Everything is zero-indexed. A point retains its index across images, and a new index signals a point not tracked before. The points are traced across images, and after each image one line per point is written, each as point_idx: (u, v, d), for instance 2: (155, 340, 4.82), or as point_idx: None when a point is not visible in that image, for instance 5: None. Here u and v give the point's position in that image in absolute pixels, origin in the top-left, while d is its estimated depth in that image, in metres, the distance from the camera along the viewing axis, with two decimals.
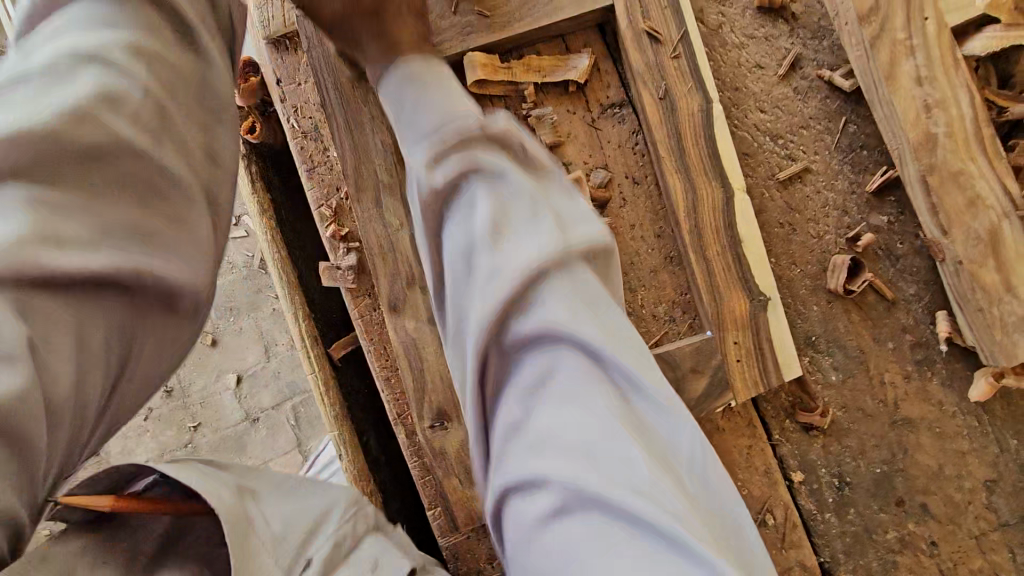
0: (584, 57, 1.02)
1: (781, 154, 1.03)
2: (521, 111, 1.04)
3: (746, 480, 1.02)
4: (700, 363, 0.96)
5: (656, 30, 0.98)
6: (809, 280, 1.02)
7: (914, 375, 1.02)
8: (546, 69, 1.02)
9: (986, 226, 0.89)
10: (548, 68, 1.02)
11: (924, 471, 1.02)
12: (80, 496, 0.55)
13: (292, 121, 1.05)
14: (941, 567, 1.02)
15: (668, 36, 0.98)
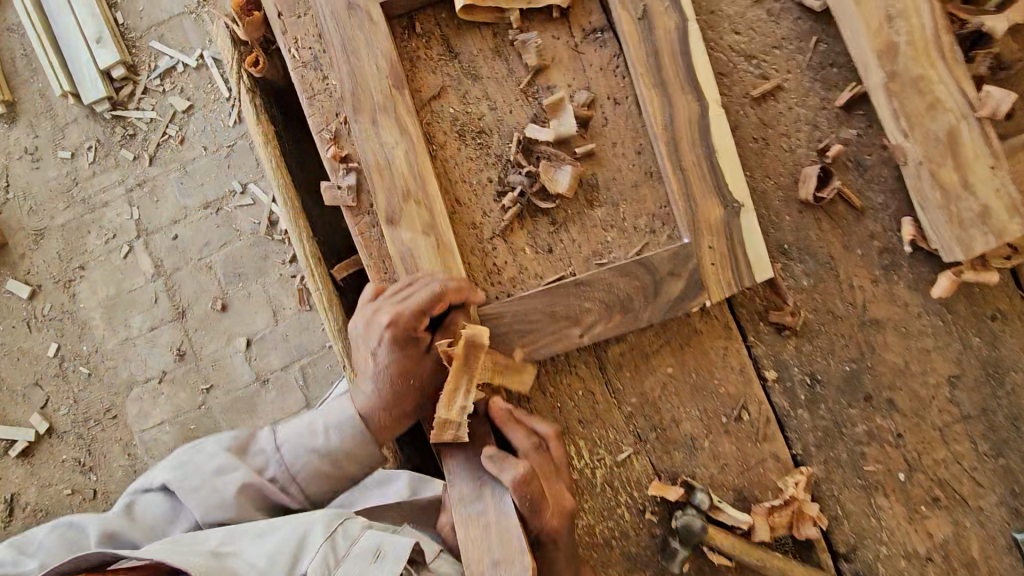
0: None
1: (756, 74, 1.09)
2: (508, 37, 1.10)
3: (722, 380, 1.10)
4: (678, 266, 1.04)
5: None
6: (781, 192, 1.09)
7: (881, 279, 1.09)
8: None
9: (945, 128, 0.96)
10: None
11: (891, 368, 1.09)
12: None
13: (293, 52, 1.11)
14: (907, 457, 1.09)
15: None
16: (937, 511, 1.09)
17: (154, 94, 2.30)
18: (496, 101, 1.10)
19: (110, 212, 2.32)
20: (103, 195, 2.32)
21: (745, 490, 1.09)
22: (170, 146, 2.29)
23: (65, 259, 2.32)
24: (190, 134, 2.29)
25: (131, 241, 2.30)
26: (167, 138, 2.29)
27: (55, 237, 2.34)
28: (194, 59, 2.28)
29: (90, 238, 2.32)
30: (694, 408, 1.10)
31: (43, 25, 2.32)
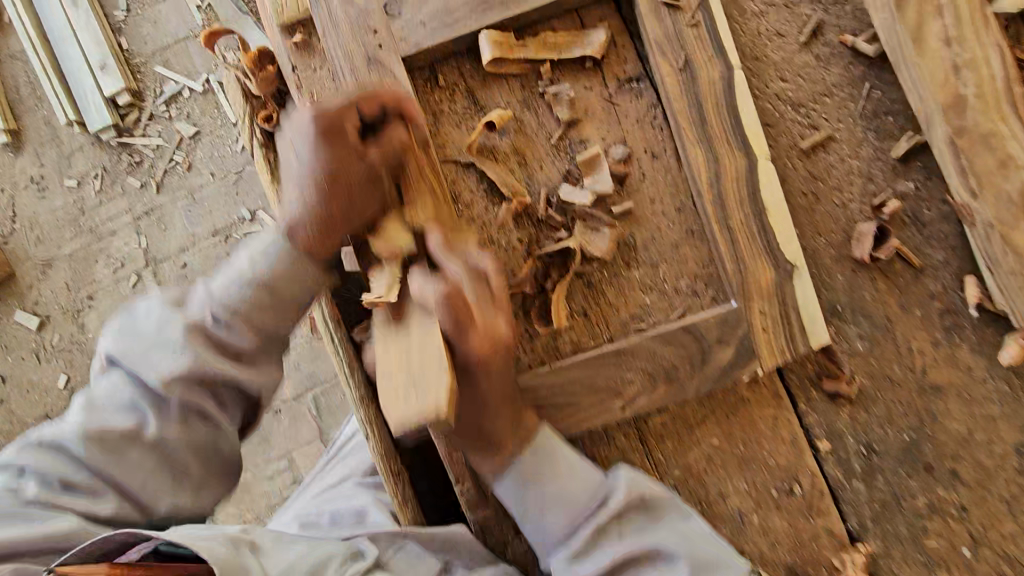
0: (600, 32, 1.01)
1: (804, 123, 1.02)
2: (537, 88, 1.03)
3: (772, 450, 1.03)
4: (726, 333, 0.97)
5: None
6: (834, 249, 1.02)
7: (942, 342, 1.01)
8: (559, 46, 1.02)
9: (1019, 187, 0.88)
10: (564, 44, 1.02)
11: (954, 437, 1.02)
12: None
13: (307, 109, 1.02)
14: (971, 532, 1.02)
15: (688, 4, 0.97)
16: None
17: (160, 122, 2.25)
18: (526, 158, 1.03)
19: (117, 241, 2.26)
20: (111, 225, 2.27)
21: (797, 568, 1.02)
22: (177, 173, 2.24)
23: (73, 290, 2.26)
24: (198, 161, 2.23)
25: (140, 270, 2.24)
26: (175, 166, 2.24)
27: (62, 268, 2.29)
28: (201, 85, 2.23)
29: (98, 269, 2.26)
30: (741, 480, 1.03)
31: (48, 54, 2.29)
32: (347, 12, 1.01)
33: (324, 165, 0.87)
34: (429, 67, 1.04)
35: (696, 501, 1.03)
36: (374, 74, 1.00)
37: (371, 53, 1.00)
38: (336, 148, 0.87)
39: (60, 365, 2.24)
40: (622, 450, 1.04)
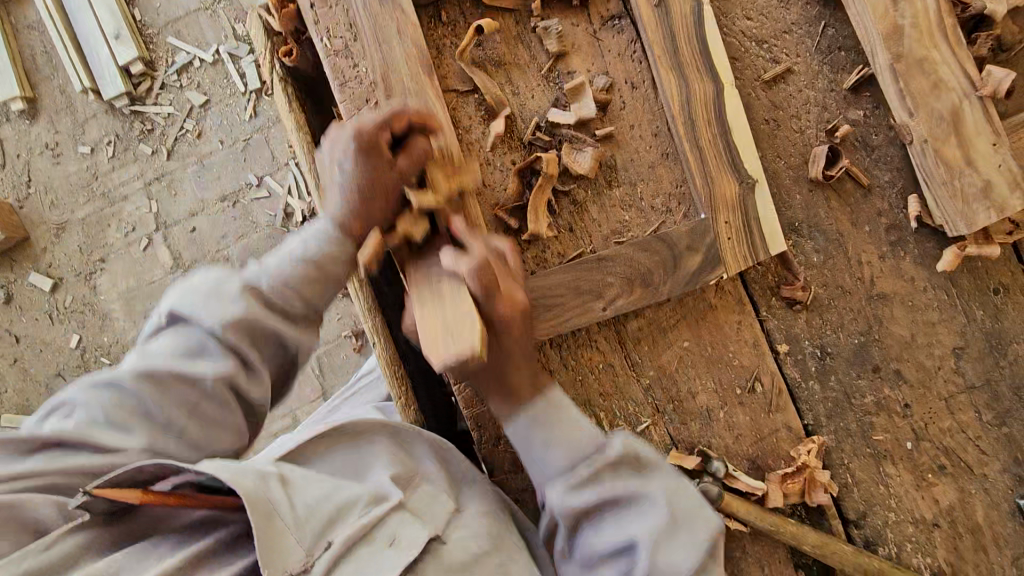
0: None
1: (767, 57, 1.13)
2: (530, 24, 1.15)
3: (737, 352, 1.14)
4: (695, 240, 1.09)
5: None
6: (793, 171, 1.13)
7: (889, 254, 1.13)
8: None
9: (948, 107, 1.00)
10: None
11: (898, 340, 1.13)
12: (114, 491, 0.81)
13: (323, 41, 1.13)
14: (914, 426, 1.14)
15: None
16: (943, 477, 1.13)
17: (171, 90, 2.36)
18: (518, 87, 1.15)
19: (129, 206, 2.39)
20: (123, 189, 2.39)
21: (757, 458, 1.14)
22: (188, 140, 2.36)
23: (87, 253, 2.39)
24: (208, 127, 2.35)
25: (151, 233, 2.37)
26: (185, 133, 2.36)
27: (77, 230, 2.41)
28: (211, 54, 2.34)
29: (112, 232, 2.39)
30: (710, 380, 1.15)
31: (64, 25, 2.38)
32: None
33: (363, 178, 0.91)
34: (431, 6, 1.16)
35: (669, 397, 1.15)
36: (385, 8, 1.11)
37: None
38: (373, 164, 0.91)
39: (76, 320, 2.36)
40: (602, 352, 1.16)
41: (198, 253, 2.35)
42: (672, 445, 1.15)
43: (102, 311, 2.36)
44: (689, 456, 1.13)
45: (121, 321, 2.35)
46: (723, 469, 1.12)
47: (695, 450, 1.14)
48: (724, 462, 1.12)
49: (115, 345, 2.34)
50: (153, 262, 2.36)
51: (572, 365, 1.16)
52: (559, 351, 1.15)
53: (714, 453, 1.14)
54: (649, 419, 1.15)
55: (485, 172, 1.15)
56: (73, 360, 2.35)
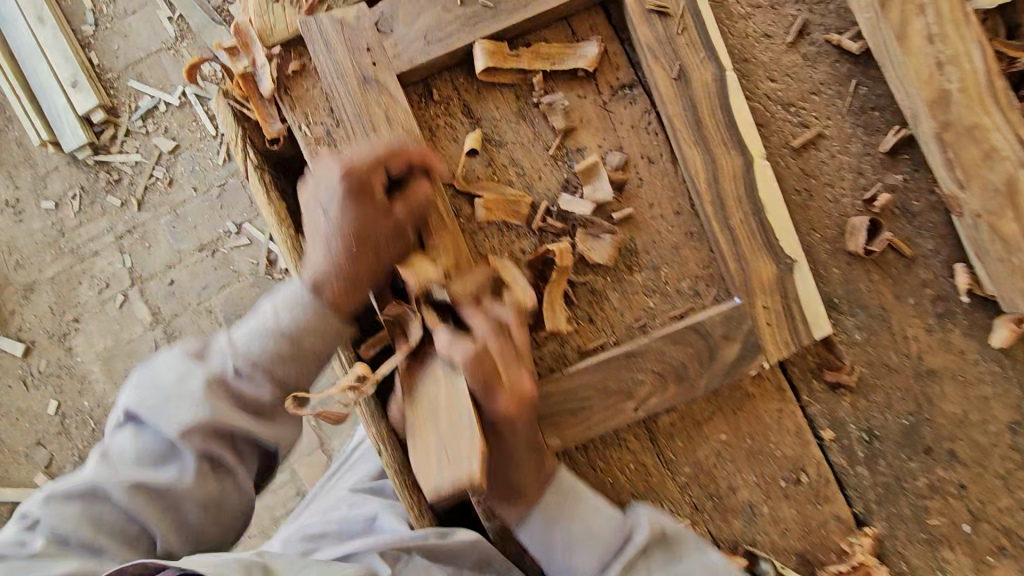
0: (593, 45, 1.02)
1: (795, 122, 1.04)
2: (532, 98, 1.04)
3: (779, 441, 1.06)
4: (731, 329, 1.00)
5: (663, 6, 0.98)
6: (829, 243, 1.04)
7: (935, 328, 1.05)
8: (554, 57, 1.02)
9: (1004, 178, 0.91)
10: (556, 53, 1.03)
11: (950, 419, 1.06)
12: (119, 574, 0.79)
13: (304, 128, 1.02)
14: (971, 509, 1.06)
15: (675, 10, 0.98)
16: (1004, 560, 1.06)
17: (137, 138, 2.23)
18: (524, 168, 1.04)
19: (100, 262, 2.24)
20: (92, 246, 2.25)
21: (807, 553, 1.06)
22: (158, 190, 2.23)
23: (59, 313, 2.24)
24: (178, 176, 2.22)
25: (126, 289, 2.23)
26: (155, 183, 2.23)
27: (46, 291, 2.26)
28: (177, 98, 2.22)
29: (83, 290, 2.24)
30: (751, 472, 1.06)
31: (15, 72, 2.24)
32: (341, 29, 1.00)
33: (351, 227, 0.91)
34: (422, 82, 1.04)
35: (709, 495, 1.06)
36: (369, 90, 1.00)
37: (363, 73, 1.00)
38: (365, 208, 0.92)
39: (52, 388, 2.23)
40: (634, 449, 1.06)
41: (178, 307, 2.21)
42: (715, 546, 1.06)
43: (80, 376, 2.22)
44: (735, 556, 1.05)
45: (101, 386, 2.21)
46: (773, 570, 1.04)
47: (740, 550, 1.05)
48: (773, 562, 1.04)
49: (97, 413, 2.21)
50: (131, 320, 2.22)
51: (602, 467, 1.06)
52: (586, 453, 1.06)
53: (761, 552, 1.06)
54: (688, 520, 1.06)
55: None
56: (51, 432, 2.21)
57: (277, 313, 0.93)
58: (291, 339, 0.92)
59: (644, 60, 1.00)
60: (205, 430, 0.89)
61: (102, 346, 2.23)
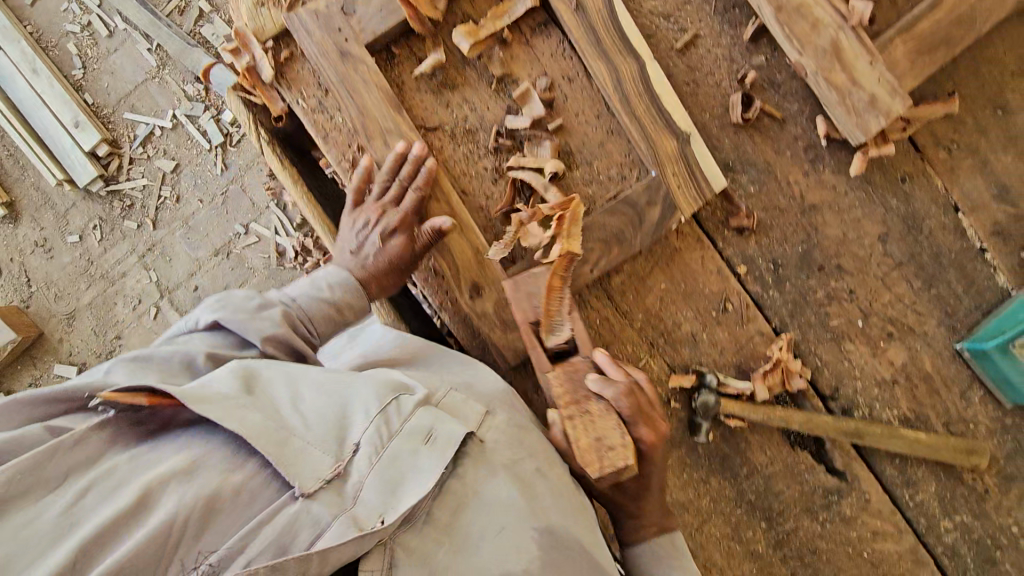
0: None
1: (675, 29, 1.33)
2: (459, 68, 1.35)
3: (706, 281, 1.35)
4: (652, 195, 1.28)
5: None
6: (718, 120, 1.34)
7: (811, 170, 1.34)
8: (506, 9, 1.30)
9: (829, 40, 1.20)
10: (505, 7, 1.30)
11: (833, 240, 1.35)
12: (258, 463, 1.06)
13: (300, 102, 1.32)
14: (862, 306, 1.36)
15: None
16: (893, 342, 1.36)
17: (140, 164, 2.98)
18: (475, 104, 1.34)
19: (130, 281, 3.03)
20: (120, 268, 3.03)
21: (742, 364, 1.36)
22: (169, 207, 3.00)
23: (104, 332, 3.03)
24: (185, 191, 2.99)
25: (157, 300, 3.02)
26: (165, 201, 3.00)
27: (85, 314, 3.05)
28: (169, 120, 2.96)
29: (120, 306, 3.03)
30: (688, 309, 1.36)
31: (25, 127, 2.93)
32: (316, 18, 1.27)
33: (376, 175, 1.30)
34: (384, 50, 1.33)
35: (659, 331, 1.36)
36: (348, 63, 1.27)
37: (342, 48, 1.27)
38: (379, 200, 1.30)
39: None
40: (597, 308, 1.36)
41: None
42: (671, 371, 1.36)
43: None
44: (686, 375, 1.35)
45: None
46: (715, 379, 1.33)
47: (690, 370, 1.35)
48: (715, 373, 1.34)
49: None
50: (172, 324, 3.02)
51: None
52: None
53: (706, 368, 1.36)
54: (647, 355, 1.36)
55: (465, 183, 1.35)
56: None
57: (329, 287, 1.24)
58: (332, 312, 1.22)
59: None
60: (285, 342, 1.11)
61: None
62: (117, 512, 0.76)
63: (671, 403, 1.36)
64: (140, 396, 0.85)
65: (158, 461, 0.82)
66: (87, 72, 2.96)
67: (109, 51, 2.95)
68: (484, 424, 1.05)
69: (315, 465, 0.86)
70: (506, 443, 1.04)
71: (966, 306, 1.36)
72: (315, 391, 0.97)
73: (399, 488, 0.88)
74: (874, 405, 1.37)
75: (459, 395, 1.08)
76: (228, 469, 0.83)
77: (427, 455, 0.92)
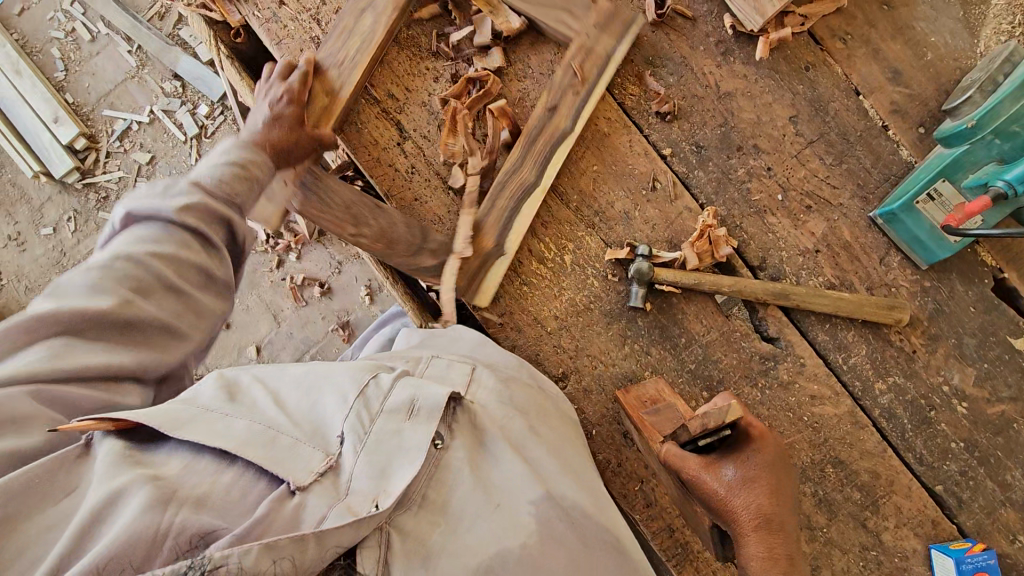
0: None
1: None
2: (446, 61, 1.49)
3: (635, 163, 1.47)
4: (578, 82, 1.42)
5: None
6: (636, 21, 1.49)
7: (723, 63, 1.48)
8: None
9: None
10: None
11: (748, 123, 1.48)
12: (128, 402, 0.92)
13: (256, 14, 1.48)
14: (779, 182, 1.47)
15: None
16: (812, 214, 1.47)
17: (118, 157, 3.09)
18: (416, 13, 1.49)
19: None
20: None
21: (673, 238, 1.45)
22: None
23: None
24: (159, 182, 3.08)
25: None
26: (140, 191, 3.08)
27: None
28: (147, 115, 3.08)
29: None
30: (620, 189, 1.47)
31: (6, 123, 3.06)
32: None
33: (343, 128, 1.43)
34: None
35: (594, 211, 1.46)
36: None
37: None
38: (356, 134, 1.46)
39: None
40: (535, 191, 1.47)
41: None
42: (607, 247, 1.46)
43: None
44: (622, 249, 1.44)
45: None
46: (648, 249, 1.41)
47: (625, 245, 1.45)
48: (648, 244, 1.42)
49: None
50: None
51: None
52: None
53: (640, 242, 1.45)
54: (584, 232, 1.46)
55: (409, 82, 1.49)
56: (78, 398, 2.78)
57: (229, 151, 1.21)
58: (240, 174, 1.17)
59: None
60: (206, 210, 1.08)
61: None
62: (110, 499, 0.78)
63: (609, 276, 1.45)
64: (104, 423, 0.85)
65: (141, 465, 0.84)
66: (70, 74, 3.11)
67: (92, 54, 3.12)
68: (472, 387, 1.18)
69: (305, 459, 0.93)
70: (498, 405, 1.17)
71: (876, 179, 1.48)
72: (294, 391, 1.05)
73: (388, 471, 0.95)
74: (800, 273, 1.46)
75: (441, 366, 1.23)
76: (216, 471, 0.87)
77: (412, 433, 0.99)
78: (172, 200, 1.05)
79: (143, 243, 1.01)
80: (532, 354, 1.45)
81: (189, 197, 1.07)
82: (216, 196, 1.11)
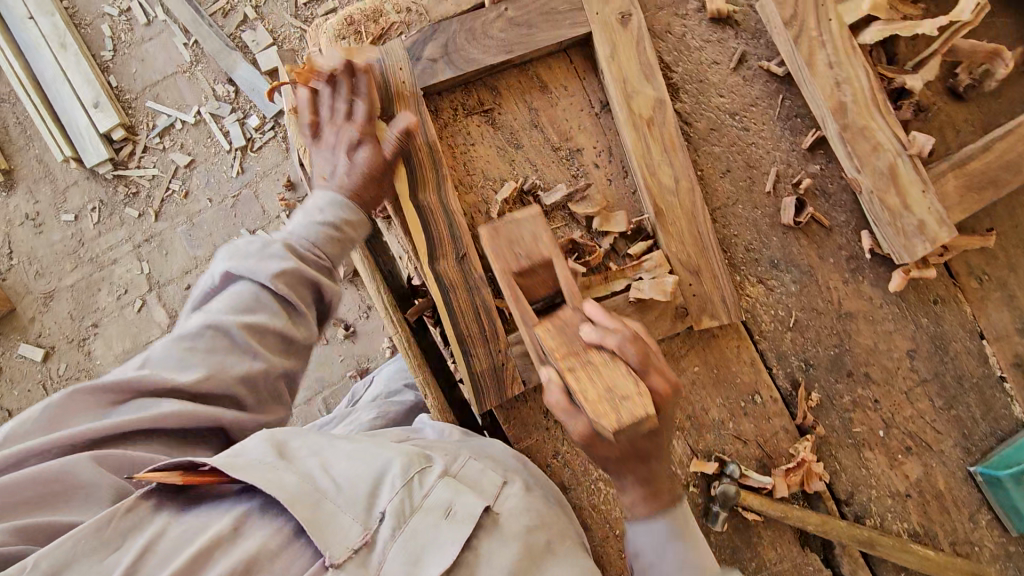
0: (583, 73, 1.36)
1: (739, 127, 1.38)
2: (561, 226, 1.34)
3: (738, 371, 1.37)
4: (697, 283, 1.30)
5: (627, 25, 1.30)
6: (768, 218, 1.37)
7: (850, 280, 1.38)
8: (564, 82, 1.36)
9: (887, 164, 1.27)
10: (564, 81, 1.36)
11: (864, 348, 1.39)
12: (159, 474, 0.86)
13: None
14: (883, 417, 1.39)
15: (637, 31, 1.30)
16: (910, 456, 1.39)
17: (155, 153, 2.90)
18: (537, 166, 1.35)
19: (119, 269, 2.90)
20: (112, 254, 2.90)
21: (764, 458, 1.36)
22: (175, 201, 2.89)
23: (78, 318, 2.90)
24: (195, 189, 2.89)
25: (143, 293, 2.88)
26: (172, 194, 2.89)
27: (64, 297, 2.92)
28: (192, 115, 2.89)
29: (103, 295, 2.90)
30: (718, 396, 1.37)
31: (40, 97, 2.85)
32: (380, 60, 1.27)
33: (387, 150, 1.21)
34: (442, 94, 1.33)
35: (687, 415, 1.37)
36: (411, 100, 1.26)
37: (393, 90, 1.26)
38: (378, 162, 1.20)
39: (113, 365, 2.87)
40: None
41: None
42: (692, 455, 1.36)
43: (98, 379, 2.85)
44: (709, 462, 1.35)
45: None
46: (738, 470, 1.33)
47: (712, 458, 1.36)
48: (738, 464, 1.34)
49: None
50: (148, 322, 2.88)
51: None
52: None
53: (728, 457, 1.36)
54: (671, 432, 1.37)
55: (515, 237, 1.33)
56: None
57: (322, 212, 1.13)
58: (336, 236, 1.13)
59: (612, 86, 1.31)
60: (299, 276, 1.05)
61: (118, 349, 2.87)
62: (194, 553, 0.80)
63: (689, 486, 1.36)
64: (173, 476, 0.85)
65: (201, 529, 0.84)
66: (118, 56, 2.90)
67: (144, 39, 2.91)
68: (501, 496, 1.02)
69: (345, 534, 0.88)
70: (529, 521, 0.99)
71: (983, 430, 1.40)
72: (343, 458, 0.97)
73: (422, 563, 0.88)
74: (885, 515, 1.38)
75: (477, 467, 1.06)
76: (268, 535, 0.85)
77: (451, 529, 0.92)
78: (270, 264, 1.02)
79: (222, 302, 1.01)
80: (595, 552, 1.36)
81: (290, 262, 1.04)
82: (310, 261, 1.08)
